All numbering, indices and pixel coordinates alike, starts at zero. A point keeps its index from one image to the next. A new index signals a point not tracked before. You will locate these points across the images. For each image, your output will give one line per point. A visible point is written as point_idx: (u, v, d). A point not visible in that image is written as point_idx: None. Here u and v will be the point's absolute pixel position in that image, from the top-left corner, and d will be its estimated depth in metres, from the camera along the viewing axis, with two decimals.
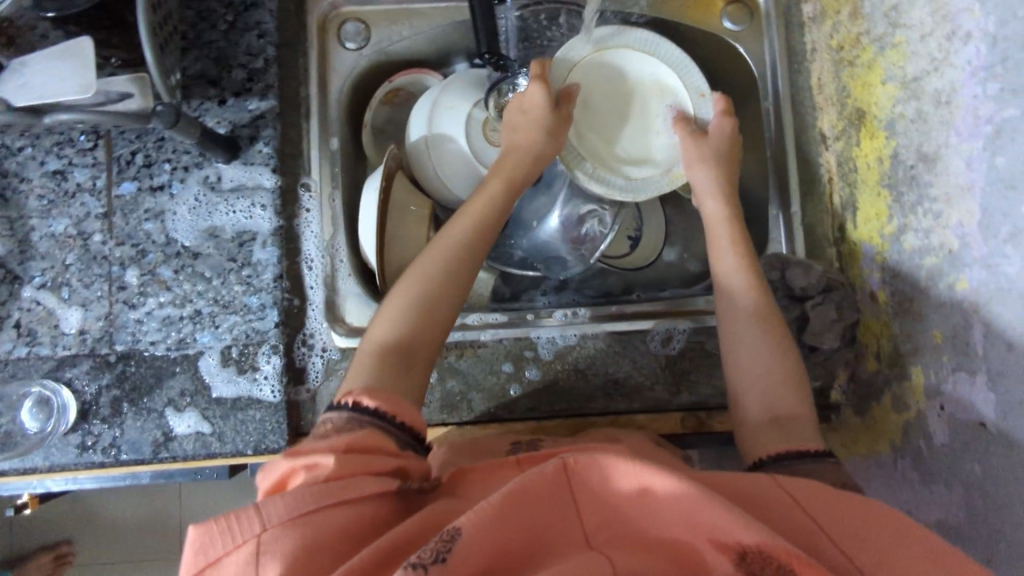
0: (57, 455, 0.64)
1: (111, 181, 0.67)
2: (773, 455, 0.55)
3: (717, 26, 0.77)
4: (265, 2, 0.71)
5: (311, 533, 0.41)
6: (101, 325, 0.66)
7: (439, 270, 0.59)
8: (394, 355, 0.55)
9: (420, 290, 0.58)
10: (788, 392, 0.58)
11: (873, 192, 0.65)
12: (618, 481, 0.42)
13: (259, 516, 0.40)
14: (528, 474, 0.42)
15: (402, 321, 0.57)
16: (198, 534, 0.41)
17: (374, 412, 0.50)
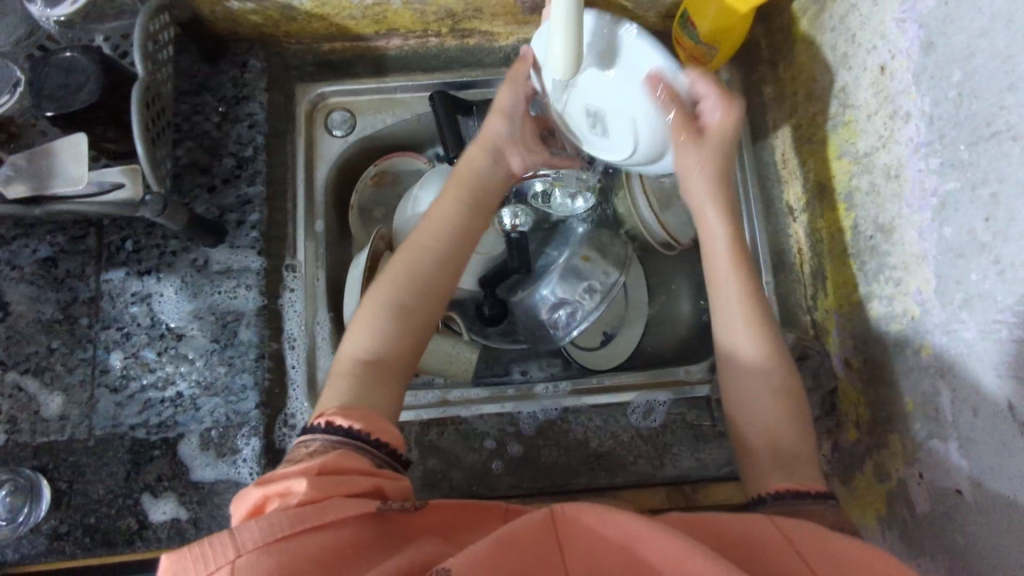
0: (29, 545, 0.63)
1: (100, 267, 0.69)
2: (773, 492, 0.53)
3: None
4: (257, 94, 0.75)
5: (288, 559, 0.39)
6: (82, 410, 0.66)
7: (409, 280, 0.59)
8: (369, 370, 0.55)
9: (392, 298, 0.58)
10: (788, 420, 0.56)
11: (839, 260, 0.67)
12: (605, 530, 0.42)
13: (235, 541, 0.38)
14: (517, 522, 0.42)
15: (369, 341, 0.56)
16: (169, 563, 0.38)
17: (349, 430, 0.49)
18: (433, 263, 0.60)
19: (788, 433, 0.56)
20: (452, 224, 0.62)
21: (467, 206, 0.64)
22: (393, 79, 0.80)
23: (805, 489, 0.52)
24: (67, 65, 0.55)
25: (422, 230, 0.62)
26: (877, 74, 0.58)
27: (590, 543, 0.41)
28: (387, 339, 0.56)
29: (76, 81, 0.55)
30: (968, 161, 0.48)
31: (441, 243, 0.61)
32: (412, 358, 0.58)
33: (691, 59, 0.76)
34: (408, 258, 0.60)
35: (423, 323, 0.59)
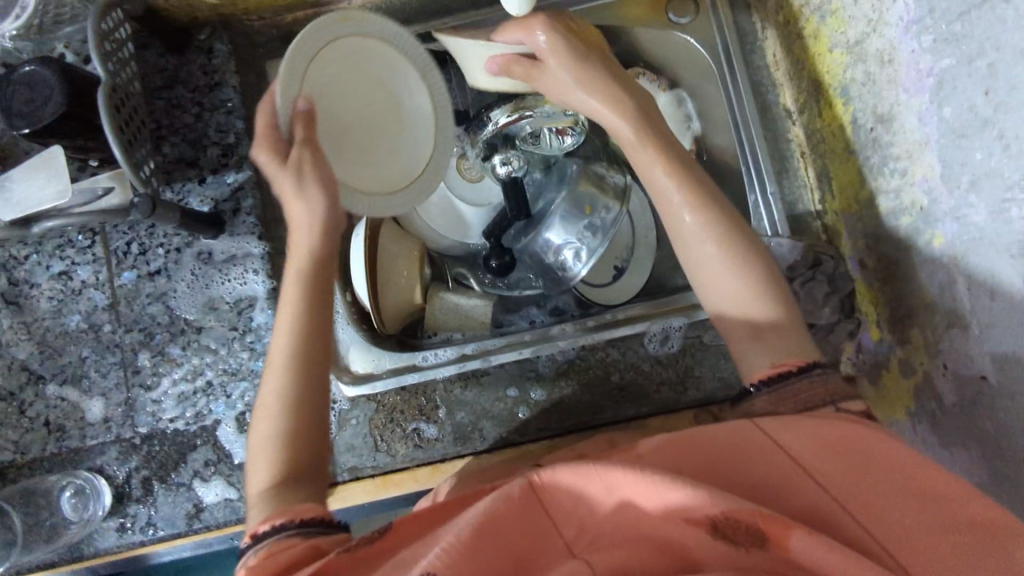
0: (100, 539, 0.68)
1: (112, 273, 0.71)
2: (765, 379, 0.50)
3: (664, 23, 0.77)
4: (228, 79, 0.74)
5: None
6: (123, 410, 0.70)
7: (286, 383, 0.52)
8: (286, 490, 0.49)
9: (274, 414, 0.51)
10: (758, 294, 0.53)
11: (842, 159, 0.64)
12: (584, 489, 0.41)
13: None
14: (493, 498, 0.40)
15: (269, 463, 0.50)
16: None
17: (272, 528, 0.46)
18: (298, 368, 0.52)
19: (765, 308, 0.53)
20: (298, 316, 0.54)
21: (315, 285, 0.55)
22: None
23: (788, 367, 0.50)
24: (29, 79, 0.55)
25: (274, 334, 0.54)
26: None
27: (574, 506, 0.41)
28: (287, 454, 0.50)
29: (42, 95, 0.55)
30: (962, 34, 0.45)
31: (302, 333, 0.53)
32: (321, 451, 0.52)
33: None
34: (270, 375, 0.52)
35: (311, 422, 0.52)
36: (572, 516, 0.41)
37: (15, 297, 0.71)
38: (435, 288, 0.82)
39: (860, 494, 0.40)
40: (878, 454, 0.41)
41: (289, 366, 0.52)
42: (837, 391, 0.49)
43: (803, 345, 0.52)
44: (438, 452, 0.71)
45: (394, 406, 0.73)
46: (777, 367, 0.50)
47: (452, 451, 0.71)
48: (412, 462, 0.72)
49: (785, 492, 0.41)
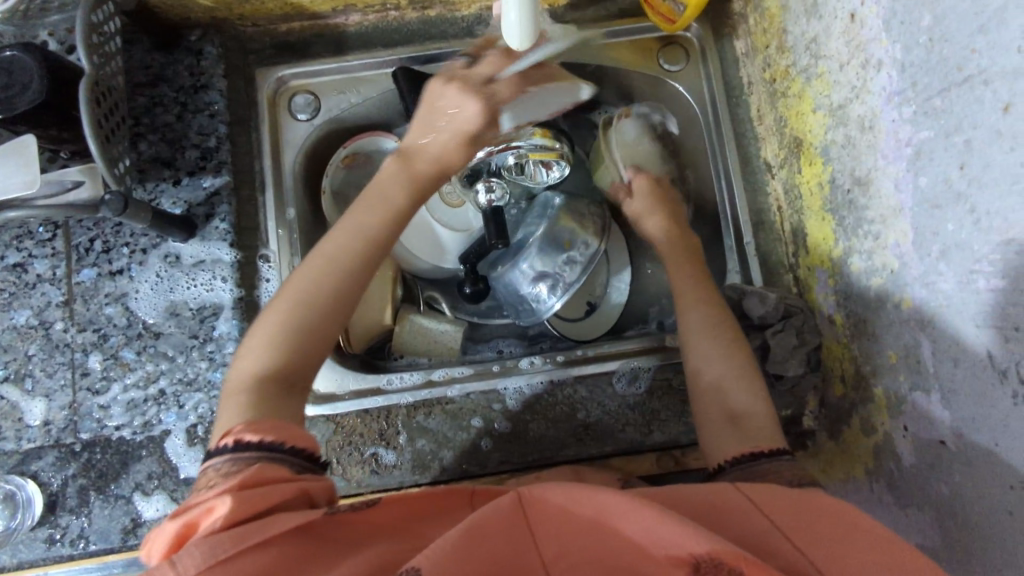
0: (25, 550, 0.64)
1: (70, 269, 0.68)
2: (733, 458, 0.54)
3: (655, 69, 0.80)
4: (215, 83, 0.73)
5: None
6: (66, 414, 0.66)
7: (321, 293, 0.54)
8: (269, 384, 0.51)
9: (295, 316, 0.53)
10: (741, 387, 0.57)
11: (818, 216, 0.66)
12: (573, 511, 0.43)
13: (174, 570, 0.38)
14: (484, 509, 0.42)
15: (272, 357, 0.52)
16: None
17: (259, 443, 0.46)
18: (327, 291, 0.55)
19: (748, 403, 0.57)
20: (352, 243, 0.57)
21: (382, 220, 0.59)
22: (353, 57, 0.78)
23: (759, 449, 0.53)
24: (7, 65, 0.53)
25: (326, 243, 0.57)
26: (848, 22, 0.57)
27: (556, 527, 0.42)
28: (292, 349, 0.52)
29: (18, 82, 0.53)
30: (941, 108, 0.47)
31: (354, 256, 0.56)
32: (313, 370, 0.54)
33: (659, 17, 0.76)
34: (307, 278, 0.55)
35: (324, 340, 0.54)
36: (557, 541, 0.42)
37: None
38: (406, 310, 0.81)
39: (848, 547, 0.39)
40: (864, 529, 0.41)
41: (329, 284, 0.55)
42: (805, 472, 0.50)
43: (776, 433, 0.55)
44: (395, 479, 0.69)
45: (352, 427, 0.70)
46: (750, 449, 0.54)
47: (408, 479, 0.69)
48: (366, 489, 0.69)
49: (767, 548, 0.40)
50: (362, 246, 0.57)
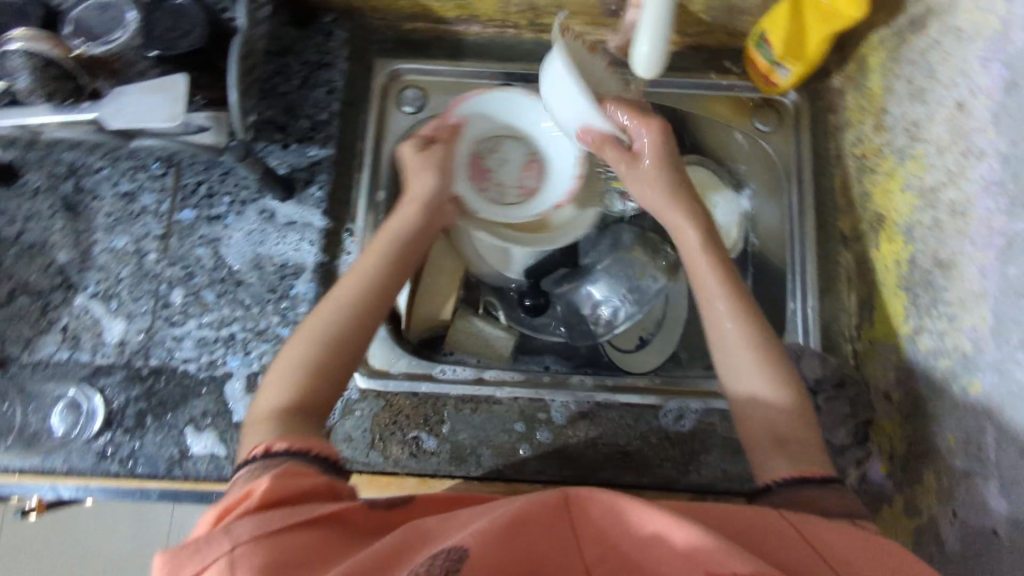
0: (77, 459, 0.66)
1: (174, 207, 0.73)
2: (782, 480, 0.54)
3: (748, 127, 0.82)
4: (337, 63, 0.78)
5: (273, 551, 0.44)
6: (141, 338, 0.70)
7: (329, 329, 0.59)
8: (292, 415, 0.55)
9: (309, 350, 0.58)
10: (785, 406, 0.57)
11: (890, 293, 0.68)
12: (612, 530, 0.43)
13: (228, 536, 0.45)
14: (531, 503, 0.45)
15: (284, 395, 0.56)
16: (164, 561, 0.45)
17: (288, 449, 0.52)
18: (338, 328, 0.59)
19: (791, 421, 0.56)
20: (348, 288, 0.62)
21: (393, 258, 0.64)
22: (468, 65, 0.83)
23: (812, 474, 0.53)
24: (177, 10, 0.60)
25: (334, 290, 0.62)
26: (953, 110, 0.60)
27: (599, 531, 0.43)
28: (302, 389, 0.57)
29: (183, 27, 0.60)
30: None
31: (359, 292, 0.61)
32: (333, 398, 0.59)
33: (764, 83, 0.80)
34: (323, 316, 0.60)
35: (336, 366, 0.59)
36: (597, 546, 0.43)
37: (76, 203, 0.72)
38: (464, 310, 0.84)
39: None
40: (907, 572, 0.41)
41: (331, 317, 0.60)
42: (857, 504, 0.51)
43: (822, 459, 0.55)
44: (431, 466, 0.70)
45: (400, 407, 0.72)
46: (800, 472, 0.54)
47: (443, 469, 0.70)
48: (402, 470, 0.70)
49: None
50: (368, 287, 0.62)
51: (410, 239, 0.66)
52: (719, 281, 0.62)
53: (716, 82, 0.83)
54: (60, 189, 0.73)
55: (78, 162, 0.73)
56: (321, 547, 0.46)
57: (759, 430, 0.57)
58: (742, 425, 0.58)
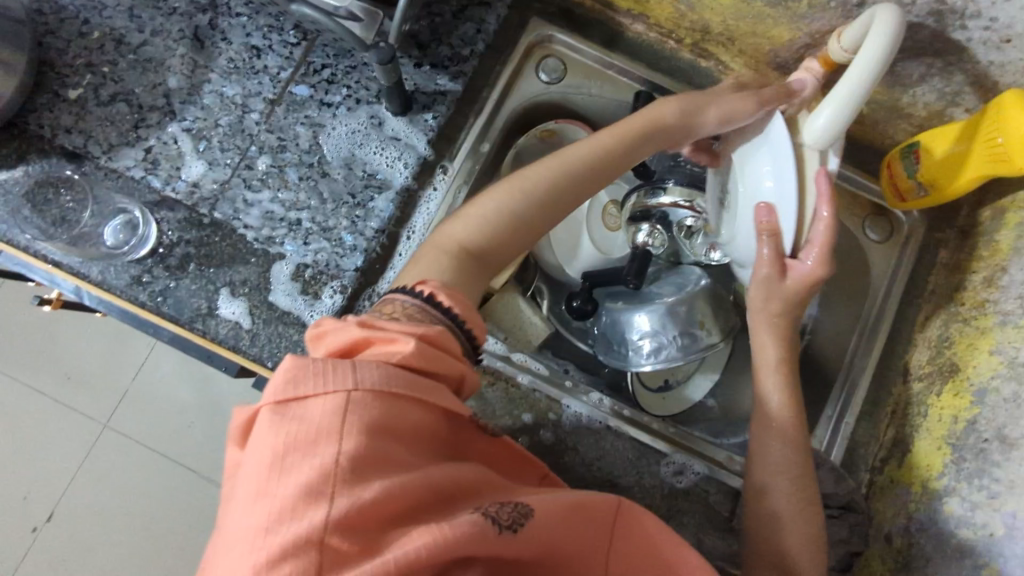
0: (112, 275, 0.66)
1: (292, 78, 0.72)
2: None
3: (858, 229, 0.81)
4: (497, 7, 0.77)
5: (392, 415, 0.43)
6: (214, 188, 0.69)
7: (542, 188, 0.60)
8: (467, 256, 0.57)
9: (517, 202, 0.59)
10: (804, 540, 0.60)
11: (934, 443, 0.66)
12: (646, 549, 0.51)
13: (359, 375, 0.41)
14: (591, 496, 0.50)
15: (476, 232, 0.58)
16: (293, 364, 0.41)
17: (446, 309, 0.51)
18: (547, 196, 0.60)
19: (802, 555, 0.60)
20: (576, 161, 0.62)
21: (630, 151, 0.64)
22: (618, 59, 0.81)
23: None
24: None
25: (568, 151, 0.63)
26: None
27: (632, 551, 0.51)
28: (490, 234, 0.58)
29: None
30: None
31: (586, 167, 0.62)
32: (507, 258, 0.60)
33: (893, 184, 0.77)
34: (540, 172, 0.61)
35: (522, 232, 0.60)
36: (625, 559, 0.50)
37: (204, 37, 0.72)
38: (512, 287, 0.83)
39: None
40: None
41: (555, 177, 0.61)
42: None
43: None
44: None
45: None
46: None
47: None
48: None
49: None
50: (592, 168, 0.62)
51: (649, 141, 0.65)
52: (779, 386, 0.65)
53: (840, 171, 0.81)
54: (195, 18, 0.72)
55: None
56: (421, 433, 0.46)
57: (777, 547, 0.60)
58: (765, 539, 0.61)
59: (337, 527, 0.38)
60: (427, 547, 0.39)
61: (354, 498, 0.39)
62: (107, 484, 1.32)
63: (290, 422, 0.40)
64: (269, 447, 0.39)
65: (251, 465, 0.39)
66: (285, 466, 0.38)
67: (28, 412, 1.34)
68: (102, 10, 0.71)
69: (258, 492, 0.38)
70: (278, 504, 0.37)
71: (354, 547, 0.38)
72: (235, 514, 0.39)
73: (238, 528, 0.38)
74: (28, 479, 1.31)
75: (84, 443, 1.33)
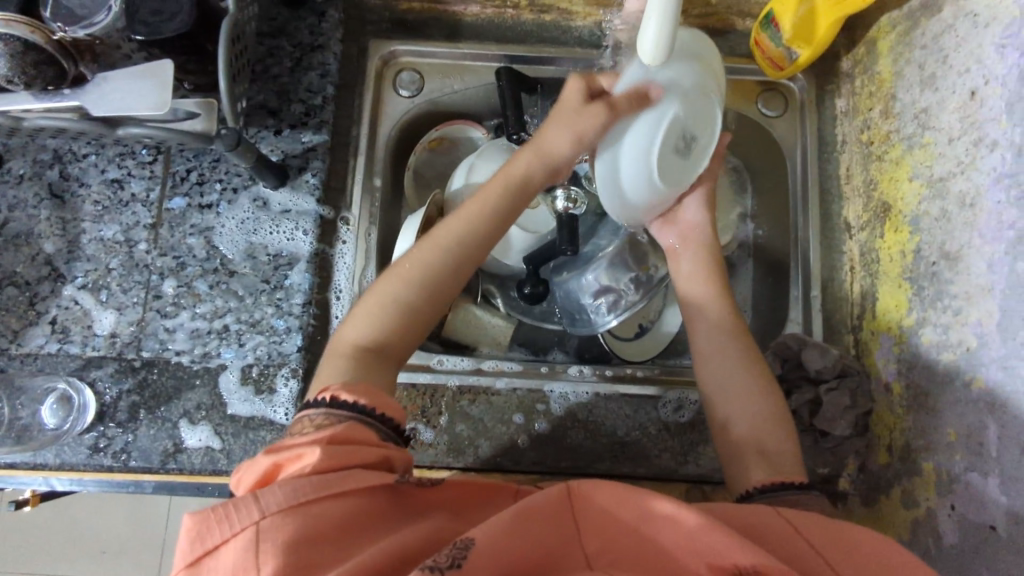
0: (69, 453, 0.65)
1: (163, 195, 0.71)
2: (761, 487, 0.57)
3: (754, 111, 0.80)
4: (331, 46, 0.76)
5: (305, 523, 0.45)
6: (132, 330, 0.68)
7: (420, 275, 0.62)
8: (367, 355, 0.59)
9: (401, 293, 0.61)
10: (766, 419, 0.61)
11: (894, 283, 0.67)
12: (615, 513, 0.47)
13: (259, 504, 0.44)
14: (535, 496, 0.47)
15: (370, 330, 0.60)
16: (194, 522, 0.45)
17: (352, 404, 0.52)
18: (425, 282, 0.61)
19: (772, 435, 0.60)
20: (447, 240, 0.63)
21: (512, 202, 0.64)
22: (466, 46, 0.81)
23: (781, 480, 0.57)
24: None
25: (443, 228, 0.63)
26: (967, 99, 0.59)
27: (602, 522, 0.47)
28: (385, 329, 0.60)
29: (170, 9, 0.58)
30: None
31: (467, 239, 0.63)
32: (413, 341, 0.62)
33: (769, 61, 0.78)
34: (420, 258, 0.62)
35: (417, 319, 0.61)
36: (599, 537, 0.46)
37: (62, 191, 0.71)
38: (464, 297, 0.83)
39: None
40: (876, 556, 0.45)
41: (434, 260, 0.62)
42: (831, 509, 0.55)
43: (795, 467, 0.59)
44: (428, 457, 0.69)
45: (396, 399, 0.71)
46: (772, 478, 0.57)
47: (441, 460, 0.69)
48: None
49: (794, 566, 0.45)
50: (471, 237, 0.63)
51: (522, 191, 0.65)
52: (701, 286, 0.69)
53: None
54: (46, 176, 0.71)
55: (63, 149, 0.71)
56: (351, 521, 0.47)
57: (745, 434, 0.61)
58: (725, 433, 0.62)
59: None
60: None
61: None
62: None
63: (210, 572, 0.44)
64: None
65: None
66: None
67: None
68: None
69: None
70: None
71: None
72: None
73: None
74: None
75: None
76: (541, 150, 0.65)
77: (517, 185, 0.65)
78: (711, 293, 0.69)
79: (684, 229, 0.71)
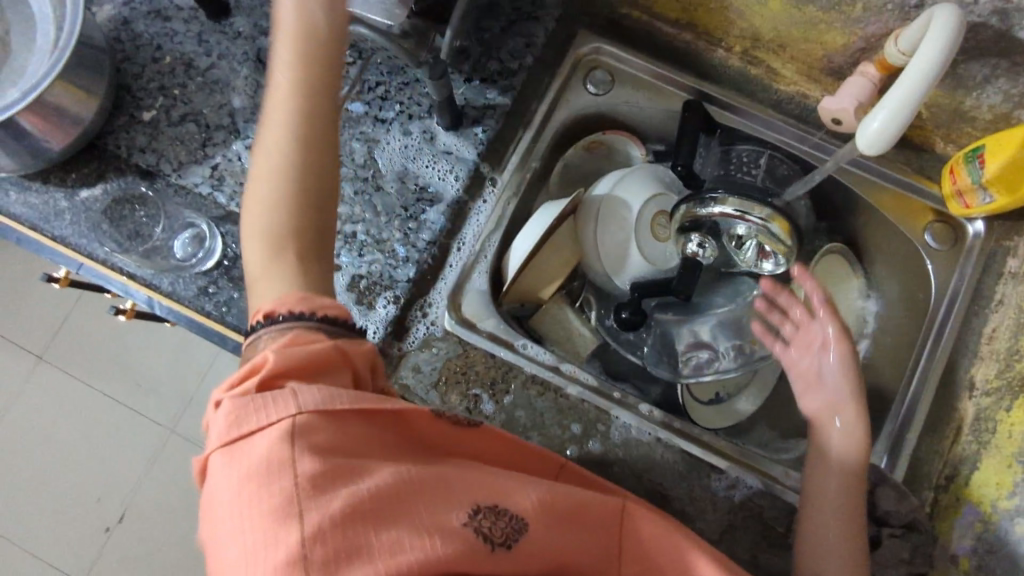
0: (180, 286, 0.70)
1: (348, 96, 0.75)
2: None
3: (917, 236, 0.78)
4: (545, 21, 0.79)
5: (338, 433, 0.44)
6: None
7: (292, 172, 0.54)
8: (287, 272, 0.54)
9: (276, 188, 0.54)
10: None
11: (1002, 461, 0.65)
12: (654, 546, 0.55)
13: (297, 401, 0.43)
14: (595, 503, 0.55)
15: (270, 245, 0.54)
16: (234, 405, 0.43)
17: (291, 312, 0.50)
18: (288, 169, 0.54)
19: None
20: (291, 118, 0.54)
21: (309, 61, 0.53)
22: (666, 68, 0.82)
23: None
24: None
25: (273, 111, 0.54)
26: None
27: (641, 550, 0.55)
28: (286, 245, 0.54)
29: None
30: None
31: (322, 124, 0.54)
32: (315, 236, 0.55)
33: (955, 196, 0.75)
34: (277, 157, 0.54)
35: (302, 203, 0.54)
36: (636, 559, 0.55)
37: (266, 58, 0.76)
38: (559, 296, 0.83)
39: None
40: None
41: (293, 152, 0.54)
42: None
43: None
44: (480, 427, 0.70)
45: (474, 362, 0.72)
46: None
47: None
48: None
49: None
50: (301, 127, 0.54)
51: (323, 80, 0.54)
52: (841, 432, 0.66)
53: (892, 175, 0.78)
54: (257, 41, 0.76)
55: None
56: (376, 437, 0.47)
57: None
58: None
59: (315, 548, 0.39)
60: (421, 561, 0.41)
61: (328, 510, 0.40)
62: (172, 486, 1.39)
63: (242, 457, 0.42)
64: (232, 487, 0.41)
65: (220, 501, 0.41)
66: (248, 502, 0.40)
67: (99, 416, 1.41)
68: (173, 37, 0.76)
69: (231, 529, 0.40)
70: (250, 540, 0.40)
71: (339, 553, 0.40)
72: (220, 546, 0.41)
73: (224, 565, 0.40)
74: (99, 480, 1.39)
75: (151, 445, 1.40)
76: (302, 31, 0.53)
77: (302, 62, 0.53)
78: (843, 466, 0.64)
79: (829, 390, 0.69)
